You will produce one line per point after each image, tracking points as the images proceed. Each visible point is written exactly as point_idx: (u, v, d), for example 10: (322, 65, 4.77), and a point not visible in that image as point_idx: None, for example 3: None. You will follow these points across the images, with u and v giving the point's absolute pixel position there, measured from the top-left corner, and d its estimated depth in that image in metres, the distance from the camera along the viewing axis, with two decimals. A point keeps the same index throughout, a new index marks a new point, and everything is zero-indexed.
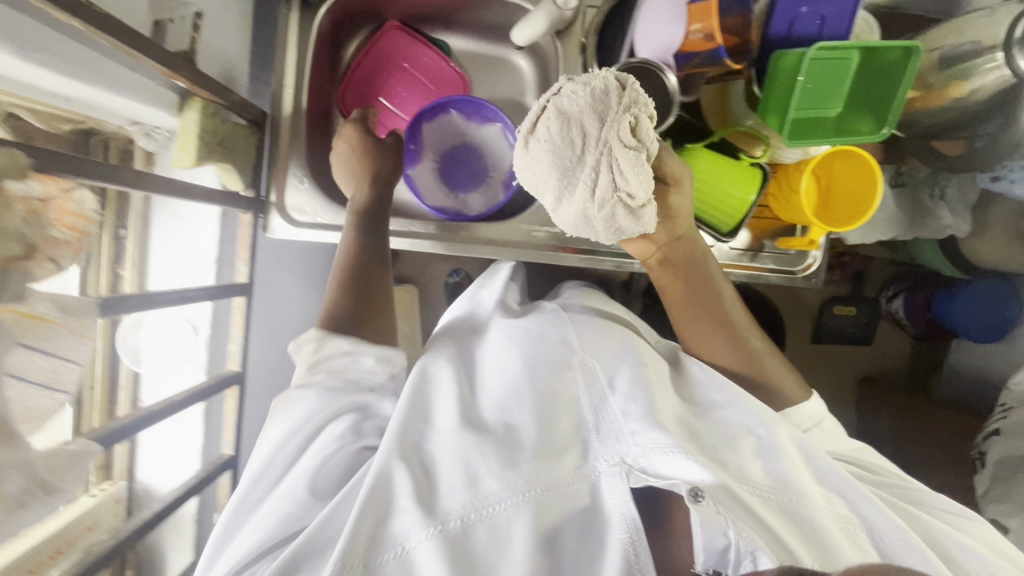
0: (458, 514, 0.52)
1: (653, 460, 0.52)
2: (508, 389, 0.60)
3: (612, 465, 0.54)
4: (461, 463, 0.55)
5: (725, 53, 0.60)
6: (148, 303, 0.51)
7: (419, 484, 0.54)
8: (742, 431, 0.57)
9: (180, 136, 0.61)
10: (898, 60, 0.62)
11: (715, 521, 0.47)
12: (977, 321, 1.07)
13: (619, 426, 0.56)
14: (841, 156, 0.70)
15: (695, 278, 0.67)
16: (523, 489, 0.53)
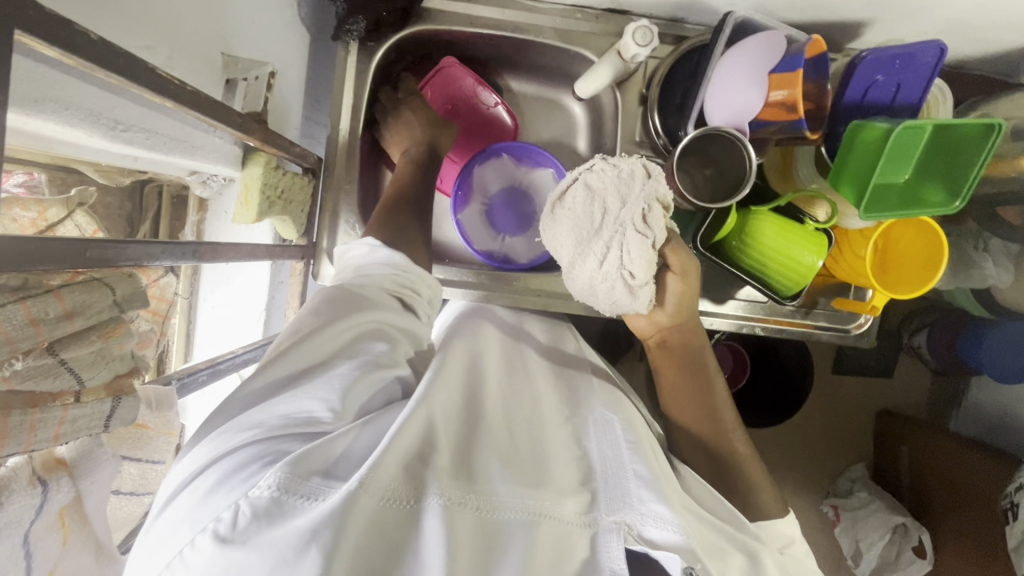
0: (469, 497, 0.42)
1: (654, 526, 0.46)
2: (530, 422, 0.57)
3: (612, 520, 0.46)
4: (480, 463, 0.47)
5: (806, 125, 0.57)
6: (213, 373, 0.51)
7: (442, 454, 0.45)
8: (731, 546, 0.51)
9: (243, 192, 0.60)
10: (977, 134, 0.61)
11: None
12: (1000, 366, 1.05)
13: (627, 492, 0.48)
14: (906, 222, 0.69)
15: (691, 366, 0.67)
16: (533, 501, 0.44)
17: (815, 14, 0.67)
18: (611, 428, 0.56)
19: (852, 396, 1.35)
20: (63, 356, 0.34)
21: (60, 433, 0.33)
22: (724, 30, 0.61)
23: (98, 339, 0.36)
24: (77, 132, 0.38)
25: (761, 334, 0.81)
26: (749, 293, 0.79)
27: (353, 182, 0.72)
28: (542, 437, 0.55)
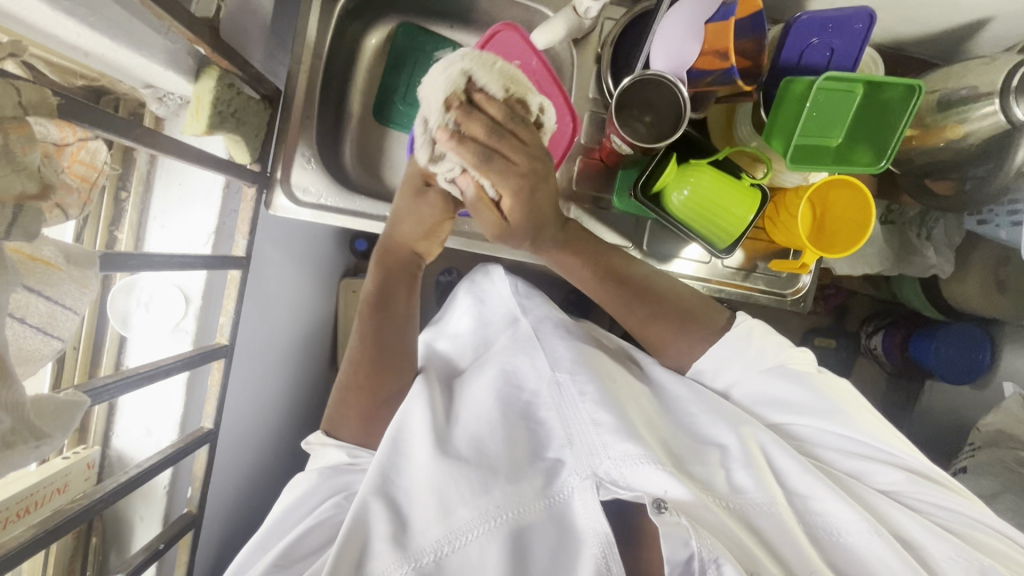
0: (433, 550, 0.56)
1: (625, 471, 0.59)
2: (487, 412, 0.67)
3: (584, 481, 0.61)
4: (435, 497, 0.59)
5: (737, 73, 0.62)
6: (146, 263, 0.52)
7: (393, 519, 0.58)
8: (710, 444, 0.66)
9: (195, 104, 0.62)
10: (902, 97, 0.64)
11: (676, 530, 0.55)
12: (953, 364, 1.12)
13: (592, 441, 0.62)
14: (839, 185, 0.72)
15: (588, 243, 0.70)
16: (491, 519, 0.58)
17: None
18: (567, 393, 0.67)
19: None
20: None
21: None
22: None
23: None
24: None
25: (703, 294, 0.84)
26: (692, 253, 0.82)
27: (312, 118, 0.74)
28: (495, 428, 0.65)
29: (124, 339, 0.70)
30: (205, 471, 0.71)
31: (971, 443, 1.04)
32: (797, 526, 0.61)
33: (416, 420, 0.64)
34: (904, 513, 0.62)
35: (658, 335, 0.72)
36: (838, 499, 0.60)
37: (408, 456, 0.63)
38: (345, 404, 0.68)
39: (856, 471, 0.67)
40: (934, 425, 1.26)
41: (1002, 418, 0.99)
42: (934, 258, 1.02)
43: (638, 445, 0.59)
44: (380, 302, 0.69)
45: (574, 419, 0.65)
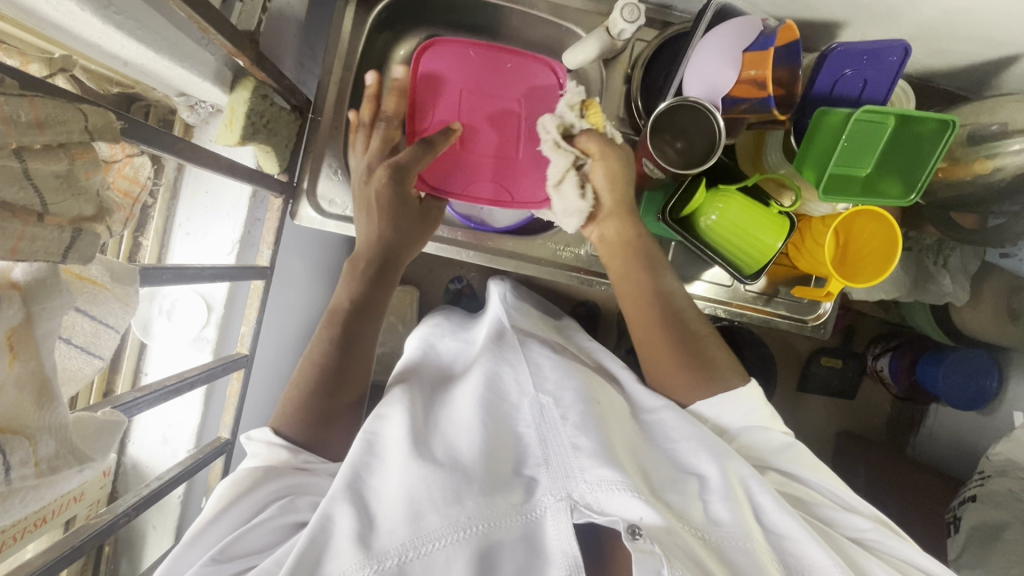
0: (397, 553, 0.49)
1: (603, 492, 0.53)
2: (469, 422, 0.60)
3: (558, 500, 0.53)
4: (405, 501, 0.52)
5: (774, 102, 0.62)
6: (181, 276, 0.52)
7: (360, 518, 0.51)
8: (687, 473, 0.60)
9: (229, 114, 0.62)
10: (935, 130, 0.64)
11: (650, 559, 0.49)
12: (957, 389, 1.12)
13: (568, 461, 0.56)
14: (863, 216, 0.72)
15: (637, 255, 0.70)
16: (461, 530, 0.51)
17: (794, 9, 0.71)
18: (549, 410, 0.61)
19: (813, 410, 1.41)
20: (28, 165, 0.29)
21: (15, 248, 0.28)
22: (705, 14, 0.65)
23: (65, 159, 0.31)
24: (70, 3, 0.40)
25: (723, 317, 0.84)
26: (713, 276, 0.82)
27: (341, 130, 0.74)
28: (479, 438, 0.58)
29: (145, 346, 0.70)
30: (221, 481, 0.71)
31: (981, 472, 1.04)
32: (773, 565, 0.54)
33: (393, 422, 0.59)
34: (879, 564, 0.57)
35: (671, 376, 0.68)
36: (812, 540, 0.54)
37: (383, 457, 0.57)
38: (299, 430, 0.59)
39: (831, 520, 0.62)
40: (939, 453, 1.27)
41: (1012, 447, 1.00)
42: (950, 285, 1.02)
43: (615, 471, 0.53)
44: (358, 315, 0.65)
45: (552, 436, 0.59)
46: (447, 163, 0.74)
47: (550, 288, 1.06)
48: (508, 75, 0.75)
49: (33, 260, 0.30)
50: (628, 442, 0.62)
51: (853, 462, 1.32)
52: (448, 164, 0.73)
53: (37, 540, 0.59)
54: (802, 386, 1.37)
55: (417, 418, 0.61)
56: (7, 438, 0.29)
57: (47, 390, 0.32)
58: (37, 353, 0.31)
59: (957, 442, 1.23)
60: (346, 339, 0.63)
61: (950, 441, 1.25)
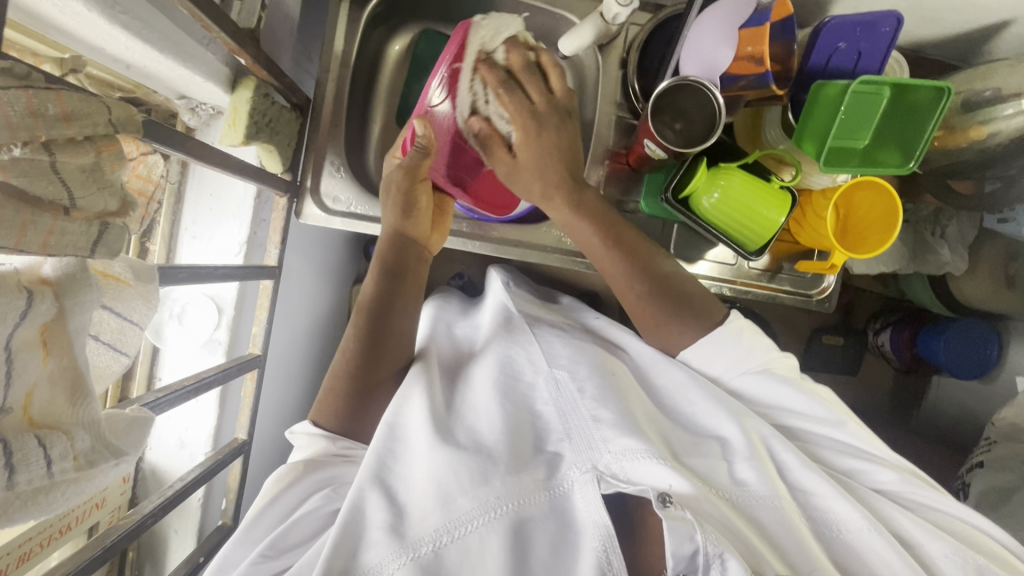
0: (430, 540, 0.52)
1: (629, 462, 0.55)
2: (486, 406, 0.63)
3: (585, 473, 0.56)
4: (433, 486, 0.55)
5: (772, 77, 0.63)
6: (193, 276, 0.52)
7: (391, 509, 0.54)
8: (710, 437, 0.63)
9: (231, 115, 0.62)
10: (931, 98, 0.66)
11: (682, 526, 0.50)
12: (959, 358, 1.14)
13: (591, 434, 0.59)
14: (863, 187, 0.73)
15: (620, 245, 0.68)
16: (490, 509, 0.53)
17: None
18: (564, 385, 0.64)
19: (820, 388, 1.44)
20: (56, 159, 0.29)
21: (46, 242, 0.29)
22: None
23: (92, 152, 0.31)
24: (77, 4, 0.41)
25: (729, 296, 0.85)
26: (717, 255, 0.83)
27: (341, 127, 0.74)
28: (499, 421, 0.61)
29: (157, 351, 0.70)
30: (240, 481, 0.71)
31: (988, 437, 1.06)
32: (802, 524, 0.57)
33: (415, 406, 0.61)
34: (902, 514, 0.60)
35: (664, 333, 0.69)
36: (839, 496, 0.58)
37: (408, 442, 0.59)
38: (339, 419, 0.64)
39: (851, 470, 0.65)
40: (941, 422, 1.29)
41: (1017, 411, 1.02)
42: (948, 256, 1.04)
43: (639, 441, 0.56)
44: (378, 319, 0.67)
45: (572, 412, 0.61)
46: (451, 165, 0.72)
47: (554, 277, 1.07)
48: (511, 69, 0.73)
49: (62, 255, 0.31)
50: (648, 411, 0.64)
51: None
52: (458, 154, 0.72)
53: (63, 547, 0.60)
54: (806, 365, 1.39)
55: (437, 402, 0.63)
56: (46, 432, 0.30)
57: (78, 384, 0.32)
58: (70, 350, 0.32)
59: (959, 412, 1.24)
60: (382, 318, 0.67)
61: (953, 411, 1.26)
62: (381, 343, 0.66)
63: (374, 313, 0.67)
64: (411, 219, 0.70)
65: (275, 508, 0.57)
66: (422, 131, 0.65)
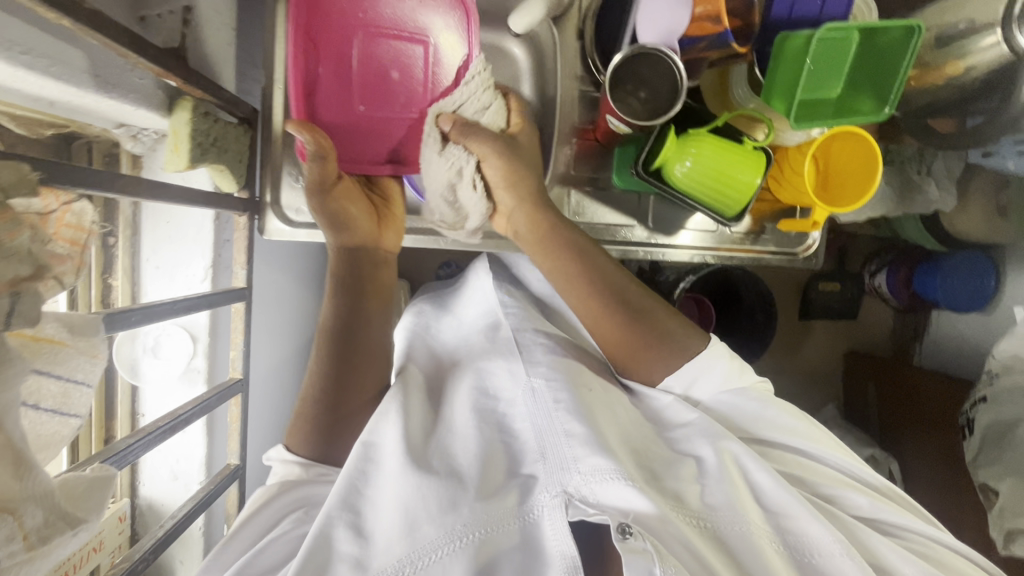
0: (393, 570, 0.51)
1: (596, 485, 0.55)
2: (465, 430, 0.63)
3: (554, 498, 0.55)
4: (400, 512, 0.54)
5: (731, 36, 0.60)
6: (150, 314, 0.49)
7: (357, 542, 0.54)
8: (685, 457, 0.63)
9: (172, 138, 0.59)
10: (901, 38, 0.63)
11: (641, 559, 0.50)
12: (958, 291, 1.14)
13: (562, 453, 0.58)
14: (839, 138, 0.71)
15: (586, 266, 0.66)
16: (457, 538, 0.53)
17: None
18: (541, 397, 0.63)
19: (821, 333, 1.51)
20: None
21: None
22: None
23: None
24: None
25: (713, 263, 0.83)
26: (698, 223, 0.81)
27: (294, 134, 0.71)
28: (473, 445, 0.61)
29: (136, 388, 0.69)
30: (239, 505, 0.71)
31: (989, 370, 1.06)
32: (770, 546, 0.57)
33: (389, 430, 0.61)
34: (880, 539, 0.59)
35: (633, 357, 0.67)
36: (812, 517, 0.57)
37: (380, 466, 0.59)
38: (311, 449, 0.64)
39: (831, 495, 0.64)
40: (939, 360, 1.30)
41: (1016, 342, 1.01)
42: (937, 194, 1.03)
43: (608, 461, 0.55)
44: (344, 346, 0.66)
45: (546, 428, 0.61)
46: (355, 146, 0.71)
47: None
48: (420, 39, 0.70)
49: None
50: (622, 429, 0.64)
51: (863, 381, 1.43)
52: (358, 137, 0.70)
53: None
54: (804, 312, 1.46)
55: (412, 428, 0.63)
56: None
57: (17, 458, 0.31)
58: (3, 425, 0.31)
59: (959, 348, 1.24)
60: (344, 338, 0.66)
61: (953, 346, 1.26)
62: (348, 369, 0.66)
63: (335, 331, 0.66)
64: (348, 230, 0.68)
65: (247, 531, 0.57)
66: (303, 137, 0.60)
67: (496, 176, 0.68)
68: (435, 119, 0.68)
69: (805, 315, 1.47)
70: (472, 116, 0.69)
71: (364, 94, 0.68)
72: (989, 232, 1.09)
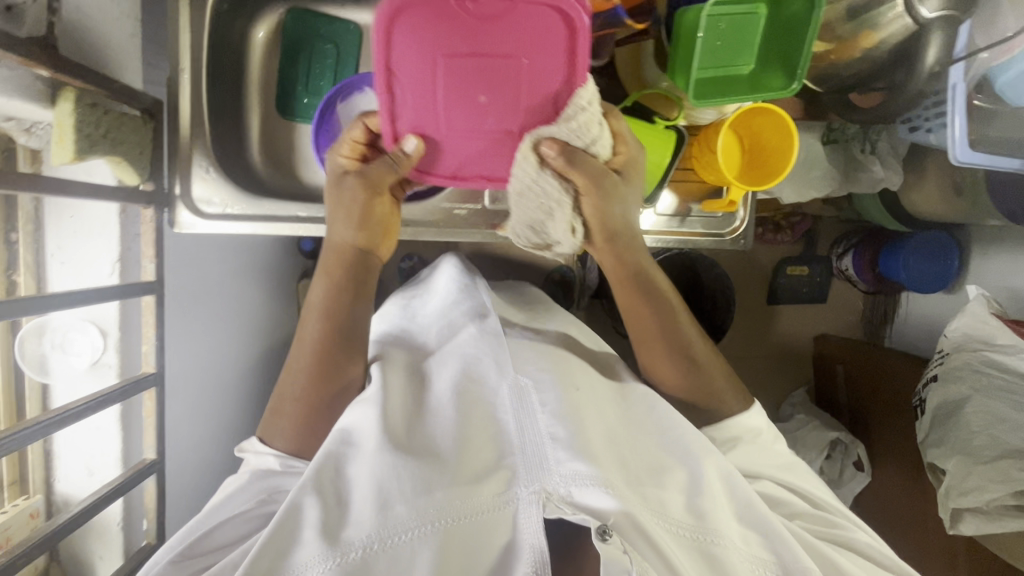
0: (360, 546, 0.52)
1: (576, 486, 0.56)
2: (446, 411, 0.63)
3: (531, 493, 0.56)
4: (373, 488, 0.55)
5: (623, 13, 0.61)
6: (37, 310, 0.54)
7: (328, 512, 0.54)
8: (671, 462, 0.63)
9: (58, 130, 0.58)
10: (805, 12, 0.62)
11: (619, 559, 0.52)
12: (924, 272, 1.17)
13: (545, 454, 0.58)
14: (755, 114, 0.69)
15: (648, 297, 0.70)
16: (428, 521, 0.54)
17: None
18: (529, 398, 0.63)
19: (787, 317, 1.50)
20: None
21: None
22: None
23: None
24: None
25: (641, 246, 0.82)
26: None
27: (203, 126, 0.71)
28: (452, 425, 0.61)
29: (47, 385, 0.70)
30: (160, 498, 0.71)
31: (942, 352, 1.06)
32: (738, 555, 0.58)
33: (365, 411, 0.61)
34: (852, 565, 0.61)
35: (689, 394, 0.71)
36: (786, 539, 0.59)
37: (360, 448, 0.59)
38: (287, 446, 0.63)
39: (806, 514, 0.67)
40: (909, 338, 1.36)
41: (967, 321, 1.02)
42: (881, 172, 1.01)
43: (588, 466, 0.56)
44: (343, 337, 0.65)
45: (529, 425, 0.61)
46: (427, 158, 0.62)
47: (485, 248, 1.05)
48: (534, 30, 0.52)
49: None
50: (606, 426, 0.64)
51: (830, 365, 1.42)
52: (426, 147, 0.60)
53: None
54: (772, 297, 1.48)
55: (395, 410, 0.62)
56: None
57: None
58: None
59: (925, 322, 1.31)
60: (343, 331, 0.65)
61: (920, 322, 1.33)
62: (333, 358, 0.65)
63: (337, 327, 0.65)
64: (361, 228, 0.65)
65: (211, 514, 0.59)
66: (410, 148, 0.59)
67: (591, 216, 0.65)
68: (535, 144, 0.58)
69: (772, 299, 1.49)
70: (586, 145, 0.60)
71: (447, 115, 0.57)
72: (945, 210, 1.10)
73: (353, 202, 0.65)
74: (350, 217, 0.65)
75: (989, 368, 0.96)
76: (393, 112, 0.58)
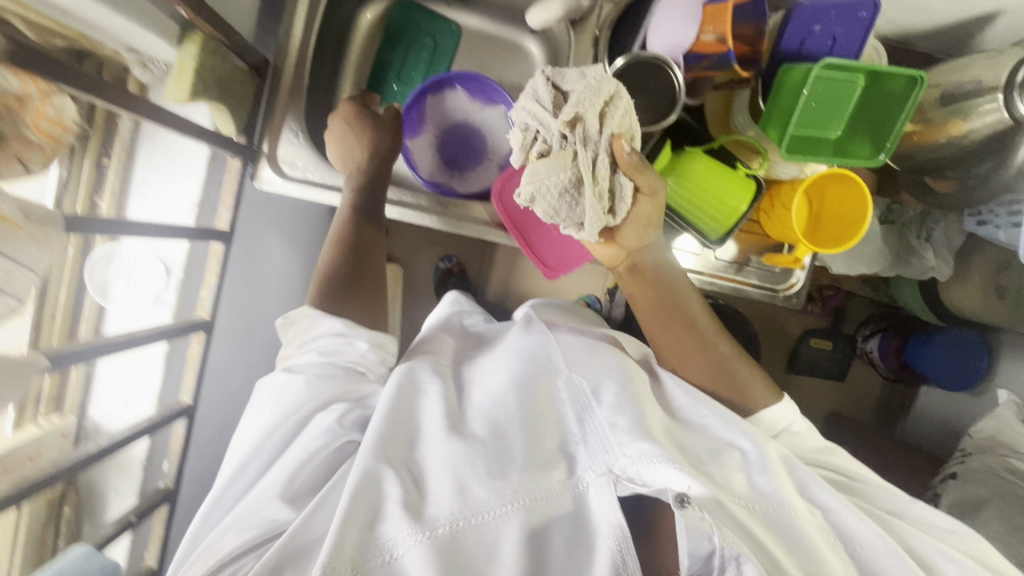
0: (447, 521, 0.52)
1: (646, 466, 0.53)
2: (505, 394, 0.61)
3: (601, 475, 0.55)
4: (449, 477, 0.54)
5: (734, 57, 0.62)
6: (124, 230, 0.55)
7: (408, 491, 0.53)
8: (728, 445, 0.59)
9: (177, 70, 0.61)
10: (902, 88, 0.63)
11: (699, 526, 0.50)
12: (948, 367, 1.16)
13: (607, 437, 0.57)
14: (834, 180, 0.70)
15: (661, 285, 0.69)
16: (508, 504, 0.53)
17: None
18: (584, 395, 0.61)
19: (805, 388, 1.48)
20: None
21: None
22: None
23: None
24: None
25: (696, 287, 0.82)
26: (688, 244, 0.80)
27: (302, 93, 0.74)
28: (517, 413, 0.59)
29: (104, 308, 0.68)
30: (181, 443, 0.72)
31: (962, 449, 0.97)
32: (816, 533, 0.55)
33: (432, 400, 0.60)
34: (924, 539, 0.58)
35: (721, 389, 0.67)
36: (857, 516, 0.56)
37: (423, 435, 0.58)
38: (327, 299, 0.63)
39: (864, 488, 0.63)
40: (925, 431, 1.34)
41: (995, 423, 0.94)
42: (933, 260, 1.02)
43: (653, 444, 0.53)
44: (362, 243, 0.67)
45: (590, 419, 0.59)
46: (553, 253, 0.78)
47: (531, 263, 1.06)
48: None
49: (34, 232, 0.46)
50: (667, 416, 0.62)
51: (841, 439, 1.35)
52: (556, 253, 0.78)
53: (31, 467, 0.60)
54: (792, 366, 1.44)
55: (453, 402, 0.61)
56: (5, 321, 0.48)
57: None
58: None
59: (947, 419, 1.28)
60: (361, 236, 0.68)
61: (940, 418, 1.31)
62: (364, 259, 0.67)
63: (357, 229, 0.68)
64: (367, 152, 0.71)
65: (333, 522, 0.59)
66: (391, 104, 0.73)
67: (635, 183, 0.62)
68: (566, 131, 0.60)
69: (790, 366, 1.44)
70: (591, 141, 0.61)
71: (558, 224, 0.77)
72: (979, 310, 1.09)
73: (346, 134, 0.72)
74: (352, 151, 0.72)
75: (1011, 475, 0.87)
76: (532, 242, 0.77)
